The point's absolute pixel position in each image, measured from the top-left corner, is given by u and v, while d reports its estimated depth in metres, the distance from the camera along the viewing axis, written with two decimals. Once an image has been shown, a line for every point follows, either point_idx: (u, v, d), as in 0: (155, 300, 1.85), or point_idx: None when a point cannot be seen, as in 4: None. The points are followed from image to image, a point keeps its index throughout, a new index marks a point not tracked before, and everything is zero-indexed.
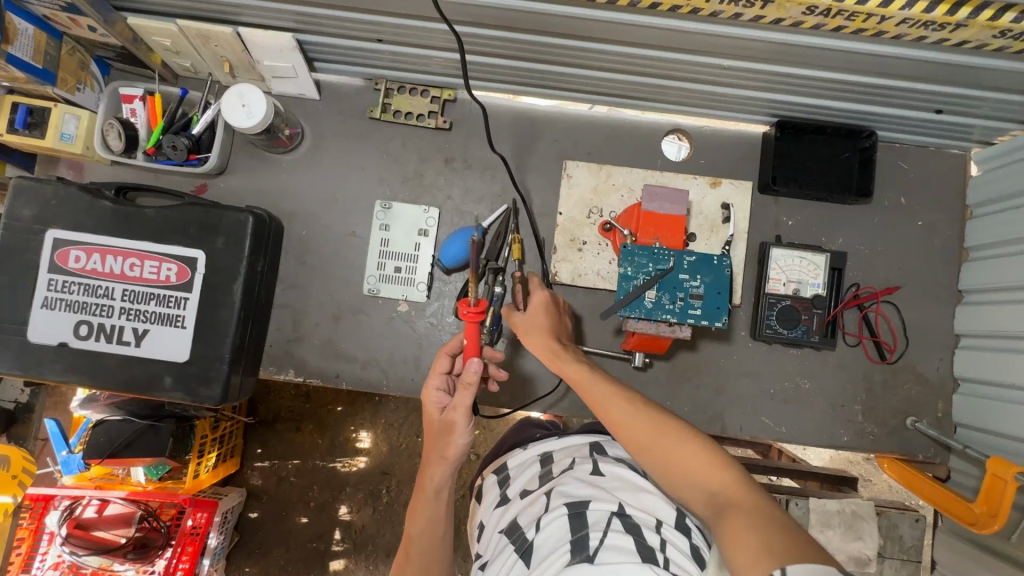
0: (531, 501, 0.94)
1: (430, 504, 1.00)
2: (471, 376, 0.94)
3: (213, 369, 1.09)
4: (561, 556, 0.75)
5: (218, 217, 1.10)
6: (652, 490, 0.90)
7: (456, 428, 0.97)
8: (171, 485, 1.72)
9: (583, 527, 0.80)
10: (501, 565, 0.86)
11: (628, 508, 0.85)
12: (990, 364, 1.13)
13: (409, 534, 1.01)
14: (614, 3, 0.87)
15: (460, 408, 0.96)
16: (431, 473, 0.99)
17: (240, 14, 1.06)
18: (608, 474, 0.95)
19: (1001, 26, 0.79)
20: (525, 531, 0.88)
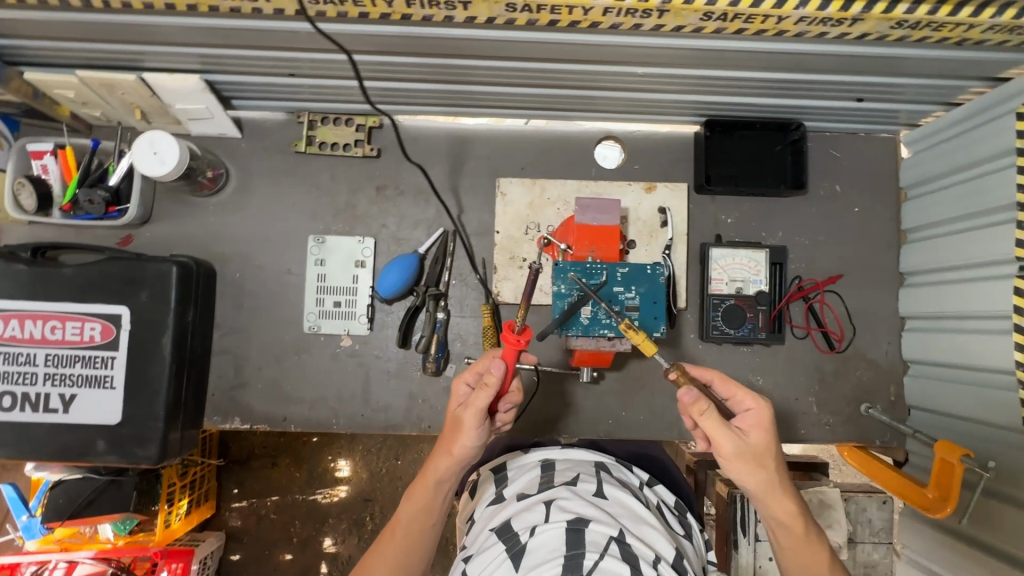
0: (525, 506, 0.91)
1: (425, 494, 0.98)
2: (489, 379, 0.89)
3: (148, 428, 1.05)
4: (552, 567, 0.73)
5: (140, 269, 1.06)
6: (654, 525, 0.89)
7: (466, 427, 0.93)
8: (142, 538, 1.66)
9: (578, 546, 0.77)
10: (485, 561, 0.82)
11: (628, 536, 0.82)
12: (933, 345, 1.14)
13: (397, 519, 0.98)
14: (513, 22, 0.84)
15: (474, 409, 0.91)
16: (433, 465, 0.97)
17: (142, 60, 1.02)
18: (611, 498, 0.93)
19: (896, 17, 0.78)
20: (517, 534, 0.84)
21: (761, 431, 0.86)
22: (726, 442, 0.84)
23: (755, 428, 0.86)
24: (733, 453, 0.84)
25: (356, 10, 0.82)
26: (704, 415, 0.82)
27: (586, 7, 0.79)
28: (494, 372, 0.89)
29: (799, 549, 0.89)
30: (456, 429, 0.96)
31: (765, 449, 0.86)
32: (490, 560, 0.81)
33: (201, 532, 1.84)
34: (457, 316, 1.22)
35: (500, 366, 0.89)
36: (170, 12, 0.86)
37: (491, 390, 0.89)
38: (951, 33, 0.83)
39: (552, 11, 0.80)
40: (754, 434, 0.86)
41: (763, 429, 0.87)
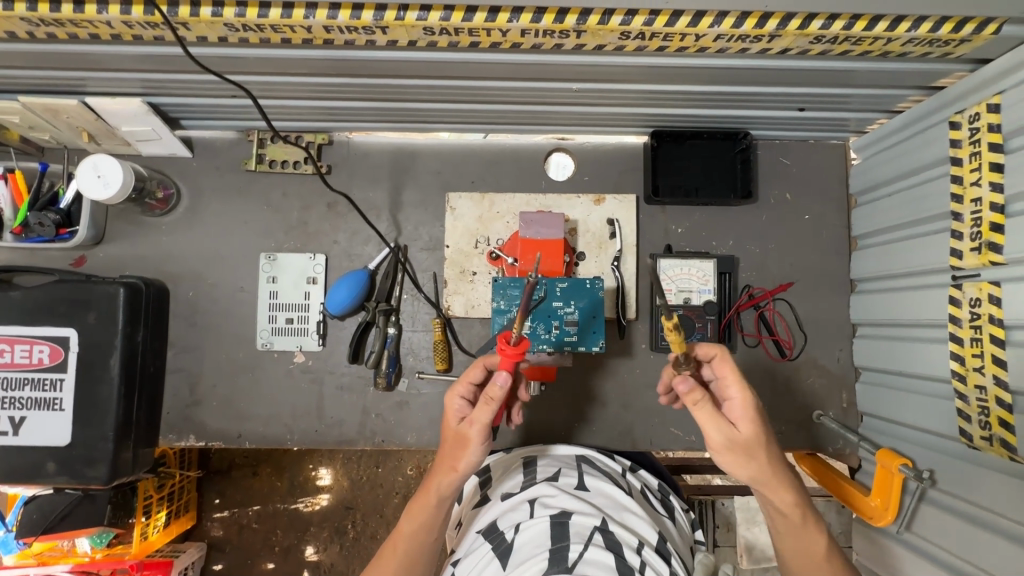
0: (511, 503, 0.95)
1: (427, 509, 0.96)
2: (495, 394, 0.83)
3: (97, 449, 1.06)
4: (539, 563, 0.78)
5: (89, 291, 1.07)
6: (635, 510, 0.93)
7: (468, 442, 0.89)
8: (118, 551, 1.65)
9: (563, 538, 0.82)
10: (473, 565, 0.86)
11: (611, 524, 0.86)
12: (880, 352, 1.14)
13: (400, 531, 0.97)
14: (436, 45, 0.85)
15: (475, 424, 0.88)
16: (436, 480, 0.95)
17: (84, 85, 1.03)
18: (592, 489, 0.97)
19: (812, 33, 0.79)
20: (503, 534, 0.88)
21: (753, 422, 0.81)
22: (714, 433, 0.80)
23: (746, 419, 0.82)
24: (724, 444, 0.81)
25: (278, 36, 0.83)
26: (698, 407, 0.79)
27: (503, 29, 0.79)
28: (498, 386, 0.83)
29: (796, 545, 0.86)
30: (458, 445, 0.92)
31: (760, 441, 0.81)
32: (479, 562, 0.85)
33: (182, 543, 1.85)
34: (408, 331, 1.23)
35: (506, 381, 0.83)
36: (99, 40, 0.88)
37: (495, 404, 0.85)
38: (871, 46, 0.83)
39: (471, 33, 0.81)
40: (744, 425, 0.81)
41: (755, 421, 0.82)
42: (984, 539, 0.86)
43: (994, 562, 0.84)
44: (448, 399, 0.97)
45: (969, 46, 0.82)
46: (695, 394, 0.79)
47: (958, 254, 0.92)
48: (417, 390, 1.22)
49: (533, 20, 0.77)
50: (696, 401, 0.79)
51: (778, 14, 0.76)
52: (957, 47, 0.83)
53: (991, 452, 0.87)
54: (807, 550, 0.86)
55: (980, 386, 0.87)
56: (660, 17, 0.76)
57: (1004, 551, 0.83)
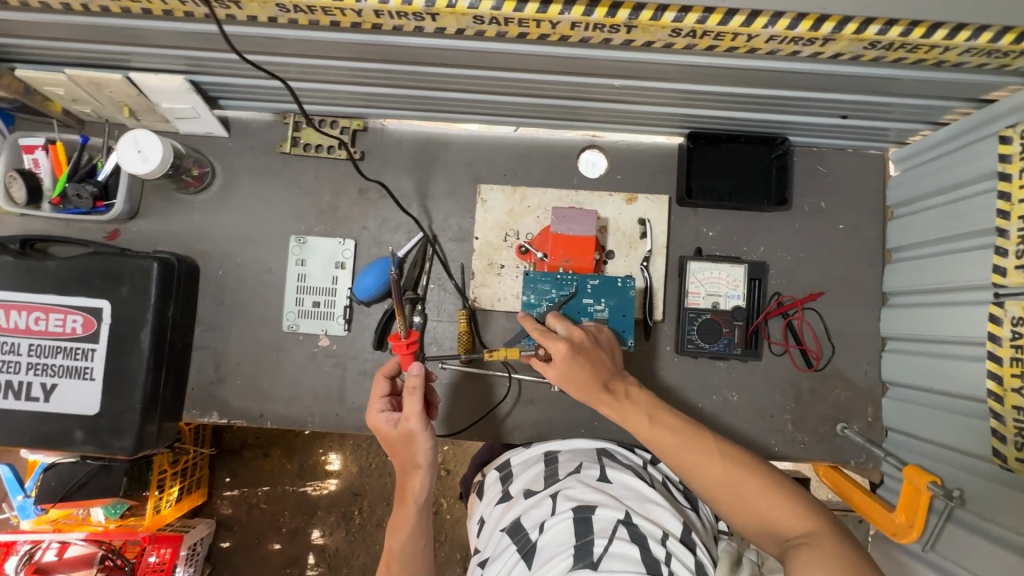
0: (534, 498, 0.95)
1: (409, 521, 0.99)
2: (415, 381, 0.95)
3: (124, 420, 1.08)
4: (564, 560, 0.79)
5: (122, 265, 1.09)
6: (660, 501, 0.92)
7: (416, 436, 0.96)
8: (131, 523, 1.66)
9: (588, 533, 0.82)
10: (501, 565, 0.87)
11: (635, 516, 0.86)
12: (910, 368, 1.13)
13: (391, 552, 0.99)
14: (483, 34, 0.85)
15: (411, 416, 0.96)
16: (407, 488, 0.99)
17: (129, 60, 1.04)
18: (614, 482, 0.96)
19: (868, 38, 0.77)
20: (528, 532, 0.89)
21: (557, 366, 0.93)
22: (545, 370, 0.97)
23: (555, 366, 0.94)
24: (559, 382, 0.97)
25: (327, 18, 0.83)
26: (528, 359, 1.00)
27: (553, 21, 0.79)
28: (414, 375, 0.96)
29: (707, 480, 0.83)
30: (408, 444, 0.98)
31: (568, 377, 0.93)
32: (507, 561, 0.86)
33: (192, 519, 1.87)
34: (433, 321, 1.23)
35: (420, 367, 0.96)
36: (151, 16, 0.89)
37: (420, 391, 0.96)
38: (927, 54, 0.81)
39: (520, 24, 0.80)
40: (555, 369, 0.94)
41: (559, 368, 0.93)
42: (1010, 560, 0.85)
43: None
44: (370, 422, 1.00)
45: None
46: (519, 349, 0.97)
47: (1001, 271, 0.90)
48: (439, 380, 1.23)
49: (585, 13, 0.76)
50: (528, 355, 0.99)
51: (835, 18, 0.75)
52: (1016, 59, 0.81)
53: None
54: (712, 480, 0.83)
55: (1017, 407, 0.86)
56: (714, 15, 0.75)
57: None
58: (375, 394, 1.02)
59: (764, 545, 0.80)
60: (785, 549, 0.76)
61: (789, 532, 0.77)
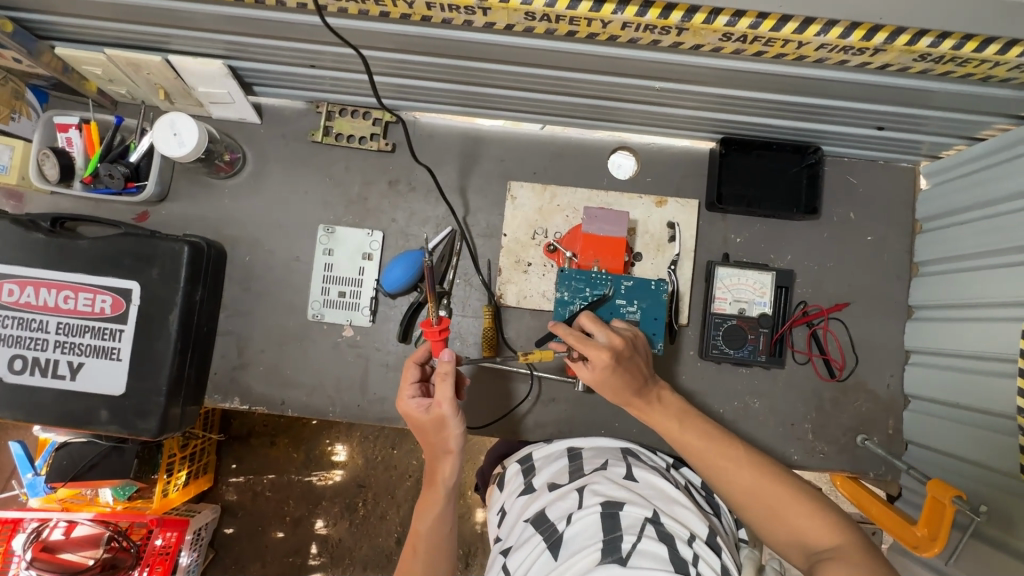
0: (559, 492, 0.95)
1: (437, 502, 1.00)
2: (446, 368, 0.94)
3: (150, 402, 1.08)
4: (592, 553, 0.78)
5: (154, 246, 1.09)
6: (685, 503, 0.92)
7: (447, 422, 0.96)
8: (139, 505, 1.64)
9: (616, 529, 0.82)
10: (525, 554, 0.87)
11: (662, 516, 0.86)
12: (935, 382, 1.13)
13: (417, 532, 1.00)
14: (532, 31, 0.85)
15: (443, 402, 0.95)
16: (437, 471, 1.01)
17: (169, 43, 1.04)
18: (640, 481, 0.96)
19: (919, 50, 0.77)
20: (554, 524, 0.89)
21: (592, 373, 0.92)
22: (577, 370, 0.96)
23: (591, 372, 0.93)
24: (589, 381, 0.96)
25: (378, 9, 0.83)
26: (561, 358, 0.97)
27: (604, 20, 0.79)
28: (445, 362, 0.95)
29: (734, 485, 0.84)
30: (439, 429, 0.98)
31: (604, 384, 0.92)
32: (531, 551, 0.86)
33: (198, 504, 1.87)
34: (458, 316, 1.23)
35: (451, 354, 0.96)
36: None
37: (452, 377, 0.95)
38: (976, 69, 0.81)
39: (571, 22, 0.80)
40: (589, 374, 0.93)
41: (594, 375, 0.92)
42: None
43: None
44: (401, 408, 1.00)
45: None
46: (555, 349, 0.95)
47: None
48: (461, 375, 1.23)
49: (638, 14, 0.76)
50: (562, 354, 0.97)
51: (888, 28, 0.75)
52: None
53: None
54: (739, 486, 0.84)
55: None
56: (767, 21, 0.75)
57: None
58: (406, 380, 1.02)
59: (792, 556, 0.80)
60: (813, 562, 0.75)
61: (814, 543, 0.76)
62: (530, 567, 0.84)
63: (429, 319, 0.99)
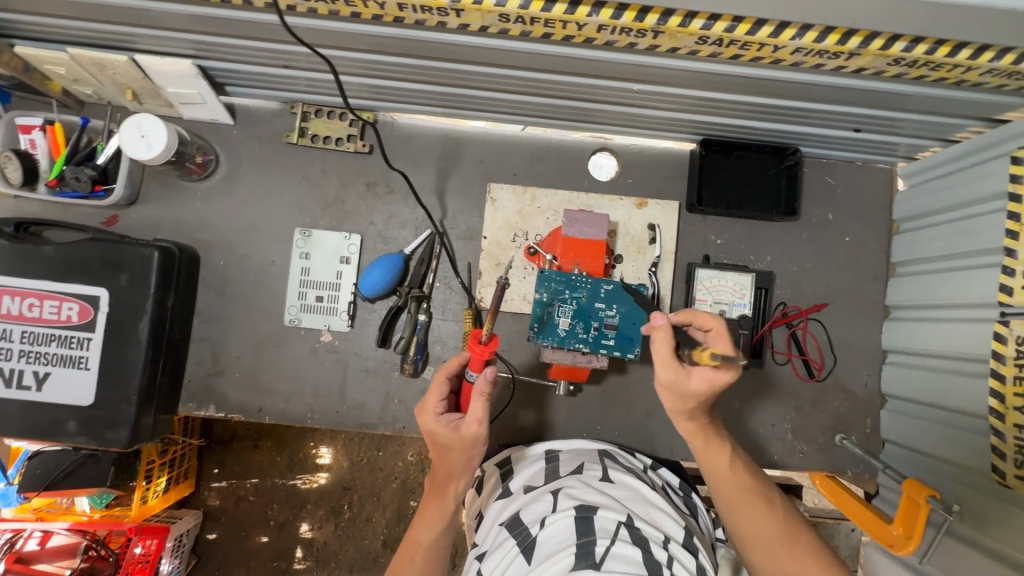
0: (534, 495, 0.95)
1: (444, 514, 0.97)
2: (486, 387, 0.86)
3: (120, 412, 1.05)
4: (566, 557, 0.77)
5: (122, 252, 1.06)
6: (660, 506, 0.92)
7: (477, 444, 0.91)
8: (118, 513, 1.59)
9: (589, 533, 0.81)
10: (500, 557, 0.87)
11: (636, 519, 0.85)
12: (911, 381, 1.14)
13: (417, 542, 0.96)
14: (507, 32, 0.83)
15: (476, 420, 0.89)
16: (451, 484, 0.97)
17: (135, 41, 1.00)
18: (616, 483, 0.96)
19: (893, 54, 0.77)
20: (528, 527, 0.89)
21: (701, 382, 0.84)
22: (662, 369, 0.85)
23: (701, 379, 0.84)
24: (669, 380, 0.86)
25: (348, 9, 0.81)
26: (658, 338, 0.86)
27: (580, 23, 0.78)
28: (487, 379, 0.86)
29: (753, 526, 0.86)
30: (467, 448, 0.92)
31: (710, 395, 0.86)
32: (505, 555, 0.86)
33: (179, 510, 1.82)
34: (438, 320, 1.22)
35: (495, 372, 0.87)
36: None
37: (489, 397, 0.87)
38: (949, 73, 0.82)
39: (547, 24, 0.79)
40: (694, 382, 0.84)
41: (706, 383, 0.84)
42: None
43: None
44: (425, 421, 0.91)
45: None
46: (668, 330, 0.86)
47: (1008, 289, 0.90)
48: None
49: (613, 16, 0.75)
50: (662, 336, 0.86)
51: (863, 32, 0.74)
52: None
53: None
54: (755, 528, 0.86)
55: (1019, 425, 0.87)
56: (742, 24, 0.74)
57: None
58: (434, 392, 0.94)
59: None
60: None
61: None
62: (504, 572, 0.84)
63: (479, 332, 0.85)
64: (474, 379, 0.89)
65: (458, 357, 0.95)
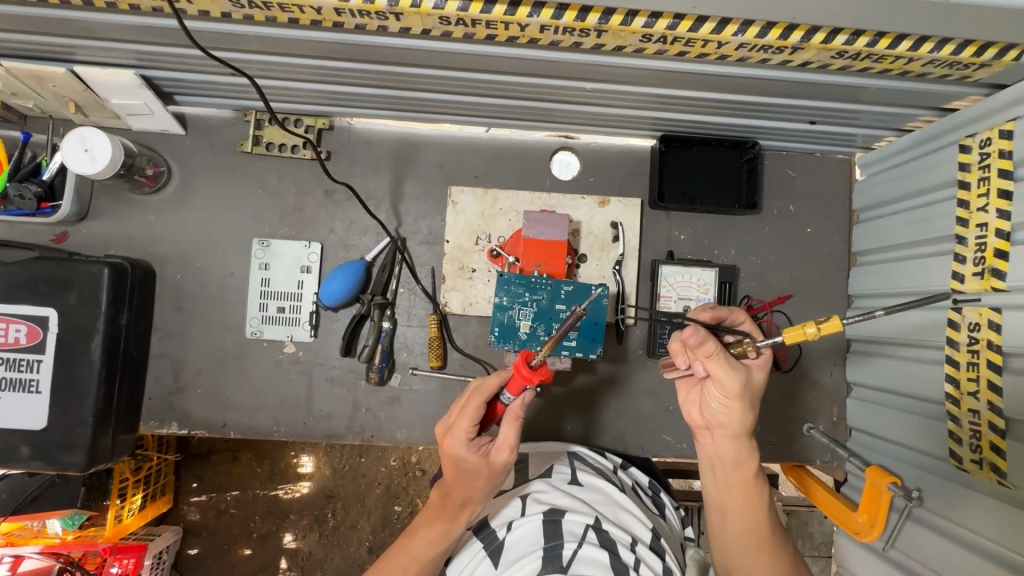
0: (504, 501, 0.94)
1: (450, 533, 0.88)
2: (522, 413, 0.81)
3: (75, 435, 1.02)
4: (533, 561, 0.76)
5: (70, 269, 1.03)
6: (629, 508, 0.92)
7: (505, 472, 0.86)
8: (91, 534, 1.48)
9: (557, 536, 0.80)
10: (467, 562, 0.86)
11: (605, 522, 0.85)
12: (872, 370, 1.15)
13: (413, 557, 0.87)
14: (450, 35, 0.82)
15: (508, 448, 0.83)
16: (467, 507, 0.88)
17: (73, 53, 0.97)
18: (584, 485, 0.96)
19: (836, 48, 0.77)
20: (495, 532, 0.88)
21: (763, 371, 0.83)
22: (732, 383, 0.78)
23: (759, 369, 0.83)
24: (739, 390, 0.79)
25: (285, 15, 0.79)
26: (708, 360, 0.76)
27: (522, 24, 0.76)
28: (521, 403, 0.80)
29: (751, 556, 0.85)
30: (492, 476, 0.86)
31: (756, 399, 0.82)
32: (472, 560, 0.85)
33: (157, 527, 1.66)
34: (403, 326, 1.21)
35: (530, 396, 0.80)
36: (91, 7, 0.82)
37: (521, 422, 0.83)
38: (892, 65, 0.82)
39: (488, 26, 0.78)
40: (756, 375, 0.83)
41: (765, 371, 0.84)
42: (964, 559, 0.88)
43: None
44: (455, 442, 0.84)
45: (988, 71, 0.81)
46: (711, 346, 0.75)
47: (960, 277, 0.91)
48: (410, 386, 1.20)
49: (554, 17, 0.74)
50: (710, 353, 0.76)
51: (803, 27, 0.74)
52: (977, 71, 0.82)
53: (980, 475, 0.88)
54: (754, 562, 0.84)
55: (972, 410, 0.88)
56: (684, 22, 0.74)
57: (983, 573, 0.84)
58: (468, 413, 0.82)
59: None
60: None
61: None
62: None
63: (532, 358, 0.76)
64: (503, 400, 0.81)
65: (496, 375, 0.83)
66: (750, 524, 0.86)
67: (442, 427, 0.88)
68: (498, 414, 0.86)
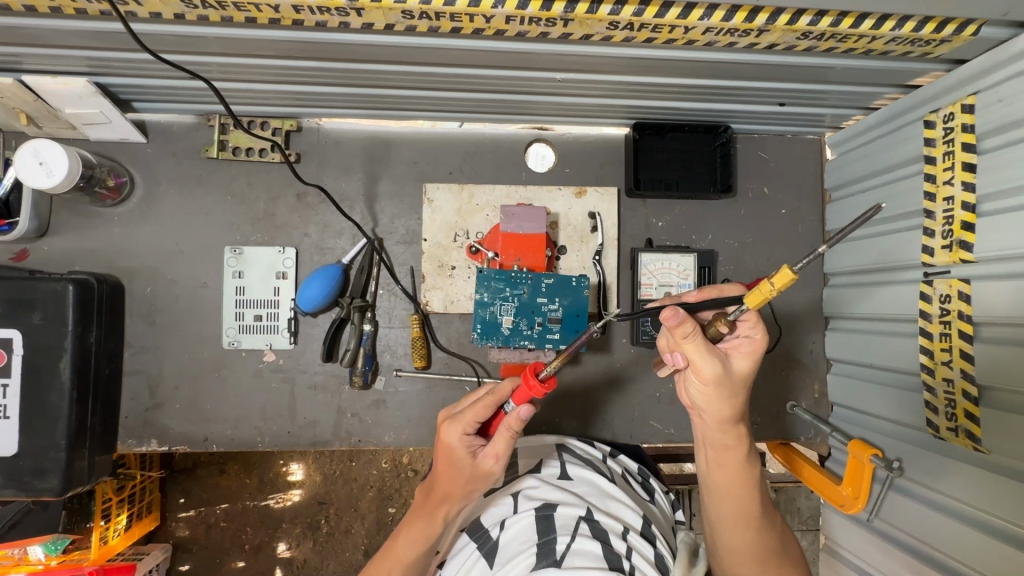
0: (494, 498, 0.93)
1: (429, 532, 0.86)
2: (516, 425, 0.79)
3: (48, 459, 0.99)
4: (527, 558, 0.76)
5: (32, 288, 0.99)
6: (620, 498, 0.92)
7: (489, 479, 0.83)
8: (76, 558, 1.40)
9: (550, 531, 0.80)
10: (460, 564, 0.86)
11: (597, 513, 0.85)
12: (850, 345, 1.17)
13: (397, 558, 0.87)
14: (414, 29, 0.81)
15: (495, 456, 0.81)
16: (447, 507, 0.85)
17: (19, 62, 0.92)
18: (575, 478, 0.96)
19: (800, 29, 0.77)
20: (489, 531, 0.87)
21: (748, 358, 0.81)
22: (706, 366, 0.77)
23: (743, 356, 0.81)
24: (717, 369, 0.78)
25: (241, 14, 0.77)
26: (689, 340, 0.76)
27: (486, 15, 0.75)
28: (520, 417, 0.78)
29: (732, 526, 0.88)
30: (476, 481, 0.83)
31: (740, 380, 0.81)
32: (466, 560, 0.84)
33: (144, 546, 1.62)
34: (385, 328, 1.19)
35: (531, 411, 0.79)
36: (35, 13, 0.78)
37: (517, 435, 0.80)
38: (857, 44, 0.83)
39: (452, 19, 0.77)
40: (739, 361, 0.81)
41: (751, 360, 0.81)
42: (944, 524, 0.91)
43: (953, 545, 0.89)
44: (448, 433, 0.83)
45: (949, 47, 0.82)
46: (688, 326, 0.74)
47: (930, 251, 0.93)
48: (395, 388, 1.19)
49: (518, 7, 0.73)
50: (686, 333, 0.75)
51: (768, 8, 0.74)
52: (938, 47, 0.83)
53: (957, 442, 0.90)
54: (733, 534, 0.88)
55: (948, 378, 0.90)
56: (650, 8, 0.74)
57: (962, 535, 0.87)
58: (476, 410, 0.83)
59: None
60: None
61: None
62: None
63: (541, 368, 0.77)
64: (507, 409, 0.81)
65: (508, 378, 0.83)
66: (736, 504, 0.88)
67: (445, 416, 0.87)
68: (498, 421, 0.85)
